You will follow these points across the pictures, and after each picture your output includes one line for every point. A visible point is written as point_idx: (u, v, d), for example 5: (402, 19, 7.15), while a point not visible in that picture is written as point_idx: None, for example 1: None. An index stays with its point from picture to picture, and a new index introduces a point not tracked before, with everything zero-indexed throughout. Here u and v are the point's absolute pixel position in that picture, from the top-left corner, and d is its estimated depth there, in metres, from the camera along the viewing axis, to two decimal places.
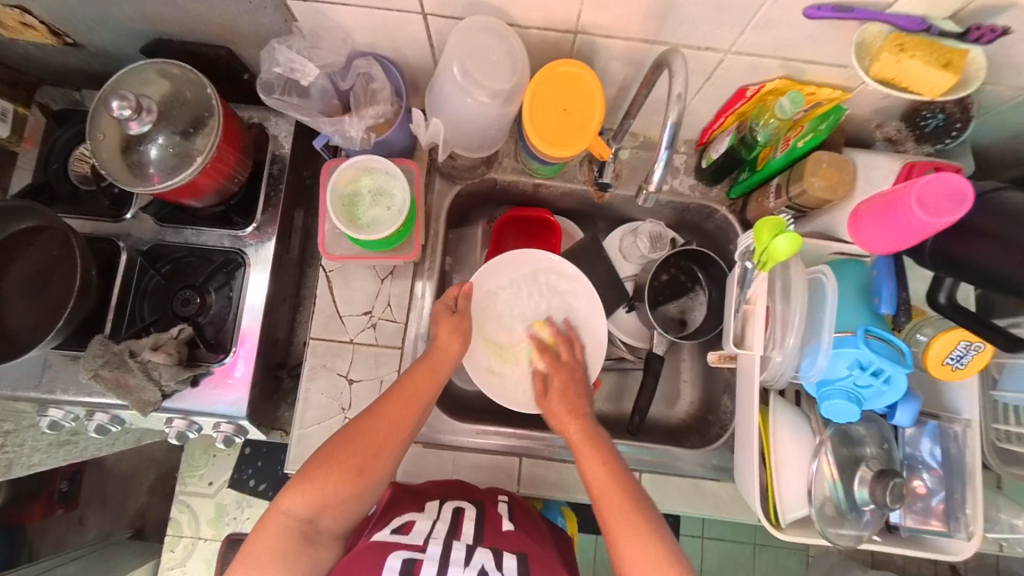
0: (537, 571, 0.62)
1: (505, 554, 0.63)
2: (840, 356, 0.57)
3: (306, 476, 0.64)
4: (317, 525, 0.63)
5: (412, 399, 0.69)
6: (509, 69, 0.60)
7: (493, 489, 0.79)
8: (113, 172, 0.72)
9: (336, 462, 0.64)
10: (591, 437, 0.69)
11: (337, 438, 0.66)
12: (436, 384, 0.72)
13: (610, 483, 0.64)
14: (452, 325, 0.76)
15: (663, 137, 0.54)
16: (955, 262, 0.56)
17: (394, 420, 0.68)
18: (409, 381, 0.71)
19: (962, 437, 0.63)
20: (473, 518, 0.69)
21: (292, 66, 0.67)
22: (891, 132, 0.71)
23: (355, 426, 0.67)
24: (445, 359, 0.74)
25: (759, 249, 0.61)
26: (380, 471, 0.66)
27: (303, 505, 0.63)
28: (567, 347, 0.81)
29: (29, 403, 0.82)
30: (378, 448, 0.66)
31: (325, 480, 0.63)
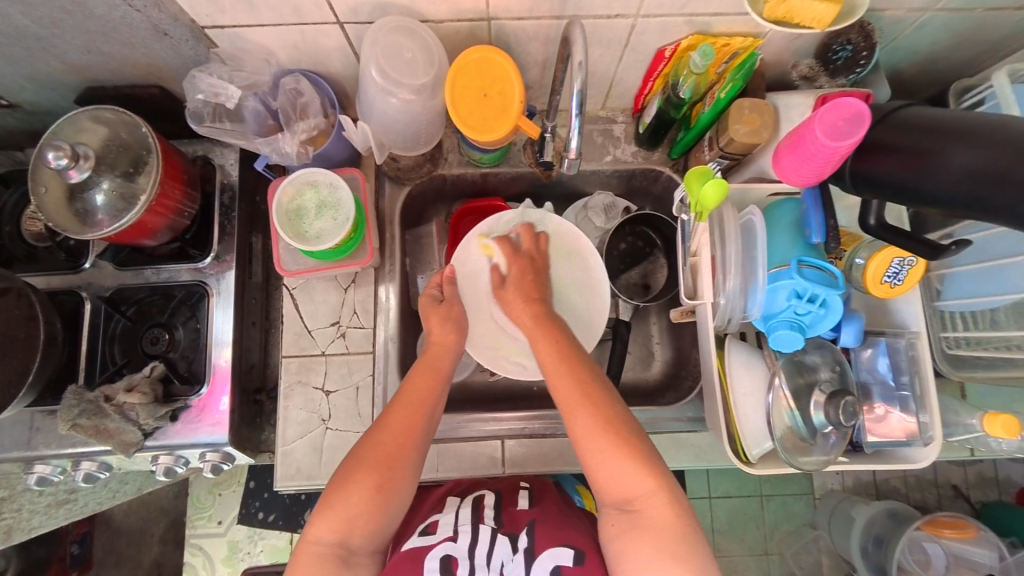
0: (553, 532, 0.69)
1: (520, 534, 0.69)
2: (777, 289, 0.60)
3: (329, 502, 0.65)
4: (349, 545, 0.64)
5: (417, 403, 0.70)
6: (426, 64, 0.62)
7: (513, 478, 0.83)
8: (59, 223, 0.72)
9: (355, 482, 0.65)
10: (548, 327, 0.72)
11: (353, 458, 0.67)
12: (438, 382, 0.73)
13: (563, 362, 0.68)
14: (443, 315, 0.77)
15: (572, 105, 0.55)
16: (873, 180, 0.59)
17: (404, 426, 0.69)
18: (410, 386, 0.72)
19: (909, 349, 0.66)
20: (492, 504, 0.74)
21: (215, 91, 0.68)
22: (806, 69, 0.73)
23: (369, 440, 0.68)
24: (443, 357, 0.75)
25: (693, 200, 0.63)
26: (400, 480, 0.67)
27: (332, 528, 0.64)
28: (530, 240, 0.80)
29: (15, 464, 0.82)
30: (394, 458, 0.67)
31: (348, 500, 0.64)
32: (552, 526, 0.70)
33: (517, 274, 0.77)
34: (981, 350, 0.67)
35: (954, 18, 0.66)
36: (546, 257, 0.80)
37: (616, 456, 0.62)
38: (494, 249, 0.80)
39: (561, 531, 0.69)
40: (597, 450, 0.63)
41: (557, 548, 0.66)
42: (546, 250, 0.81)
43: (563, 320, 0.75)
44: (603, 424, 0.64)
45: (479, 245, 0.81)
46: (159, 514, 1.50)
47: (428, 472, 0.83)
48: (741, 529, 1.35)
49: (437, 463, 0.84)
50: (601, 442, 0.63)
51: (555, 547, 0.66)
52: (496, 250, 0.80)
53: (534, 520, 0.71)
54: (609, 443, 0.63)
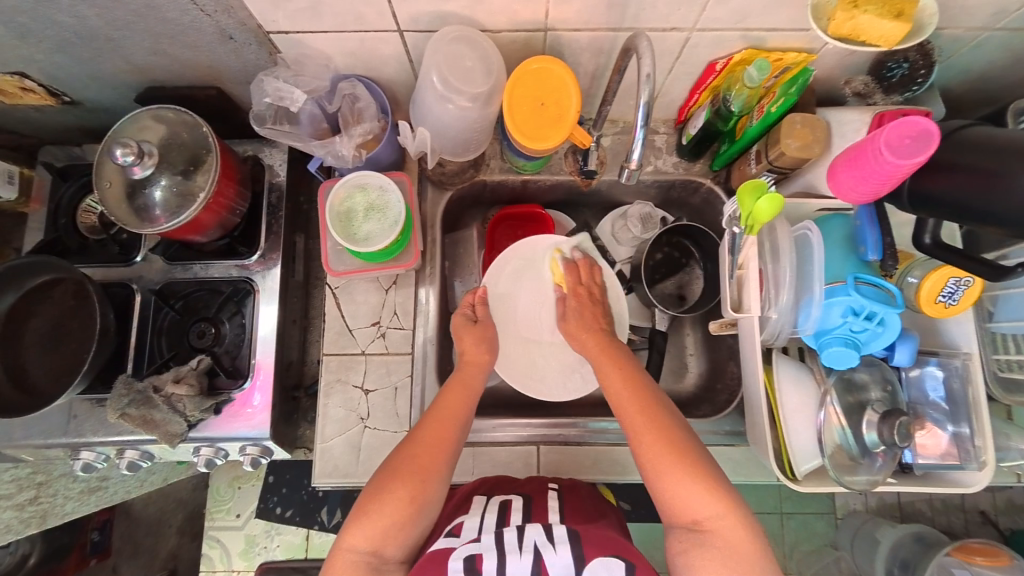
0: (591, 535, 0.64)
1: (555, 527, 0.65)
2: (832, 305, 0.59)
3: (364, 509, 0.64)
4: (383, 555, 0.62)
5: (451, 414, 0.71)
6: (484, 72, 0.62)
7: (540, 480, 0.79)
8: (120, 218, 0.74)
9: (389, 491, 0.64)
10: (606, 346, 0.76)
11: (386, 468, 0.67)
12: (471, 397, 0.74)
13: (629, 390, 0.69)
14: (478, 336, 0.79)
15: (637, 116, 0.57)
16: (930, 200, 0.58)
17: (436, 440, 0.69)
18: (444, 401, 0.73)
19: (963, 371, 0.65)
20: (520, 507, 0.70)
21: (280, 96, 0.69)
22: (859, 86, 0.72)
23: (403, 450, 0.68)
24: (474, 374, 0.76)
25: (745, 214, 0.63)
26: (433, 493, 0.66)
27: (366, 537, 0.62)
28: (587, 272, 0.84)
29: (61, 450, 0.84)
30: (428, 468, 0.66)
31: (383, 509, 0.63)
32: (601, 537, 0.64)
33: (575, 307, 0.81)
34: None
35: (1014, 38, 0.65)
36: (603, 289, 0.84)
37: (685, 475, 0.60)
38: (558, 268, 0.85)
39: (594, 532, 0.65)
40: (673, 468, 0.61)
41: (607, 556, 0.60)
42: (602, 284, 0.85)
43: (609, 324, 0.80)
44: (669, 444, 0.63)
45: (553, 263, 0.86)
46: (178, 505, 1.52)
47: (462, 474, 0.84)
48: None
49: (471, 465, 0.84)
50: (665, 461, 0.62)
51: (605, 555, 0.59)
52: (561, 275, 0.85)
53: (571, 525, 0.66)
54: (676, 465, 0.61)
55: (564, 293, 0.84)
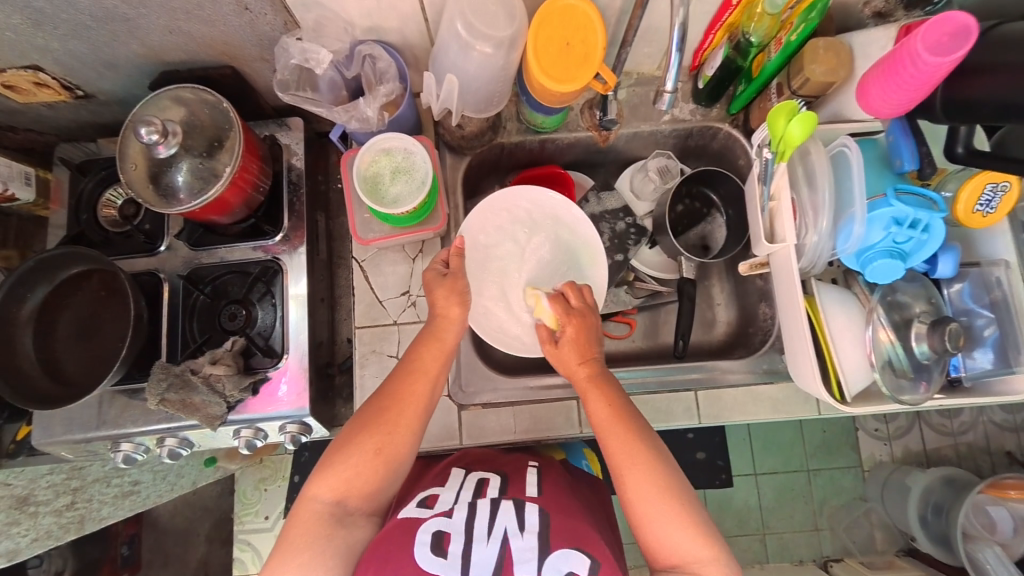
0: (559, 519, 0.64)
1: (528, 510, 0.65)
2: (876, 219, 0.59)
3: (330, 462, 0.65)
4: (346, 506, 0.64)
5: (424, 370, 0.70)
6: (508, 17, 0.62)
7: (521, 459, 0.80)
8: (148, 201, 0.73)
9: (357, 444, 0.65)
10: (597, 378, 0.69)
11: (357, 421, 0.68)
12: (448, 351, 0.72)
13: (615, 425, 0.66)
14: (449, 289, 0.72)
15: (672, 41, 0.57)
16: (970, 106, 0.57)
17: (407, 396, 0.68)
18: (417, 355, 0.71)
19: (1005, 280, 0.66)
20: (497, 485, 0.70)
21: (307, 56, 0.68)
22: (880, 6, 0.72)
23: (373, 404, 0.69)
24: (449, 330, 0.72)
25: (776, 139, 0.64)
26: (402, 448, 0.67)
27: (331, 487, 0.64)
28: (576, 296, 0.74)
29: (101, 443, 0.84)
30: (397, 424, 0.67)
31: (349, 460, 0.65)
32: (572, 525, 0.63)
33: (572, 331, 0.71)
34: None
35: None
36: (596, 312, 0.74)
37: (670, 517, 0.61)
38: (545, 308, 0.73)
39: (567, 517, 0.65)
40: (650, 512, 0.61)
41: (570, 548, 0.60)
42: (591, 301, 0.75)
43: (603, 353, 0.72)
44: (660, 495, 0.62)
45: (536, 300, 0.77)
46: (204, 513, 1.52)
47: (505, 434, 0.84)
48: (790, 503, 1.33)
49: (514, 423, 0.84)
50: (654, 510, 0.61)
51: (568, 548, 0.60)
52: (549, 313, 0.73)
53: (545, 507, 0.66)
54: (672, 515, 0.61)
55: (547, 320, 0.74)
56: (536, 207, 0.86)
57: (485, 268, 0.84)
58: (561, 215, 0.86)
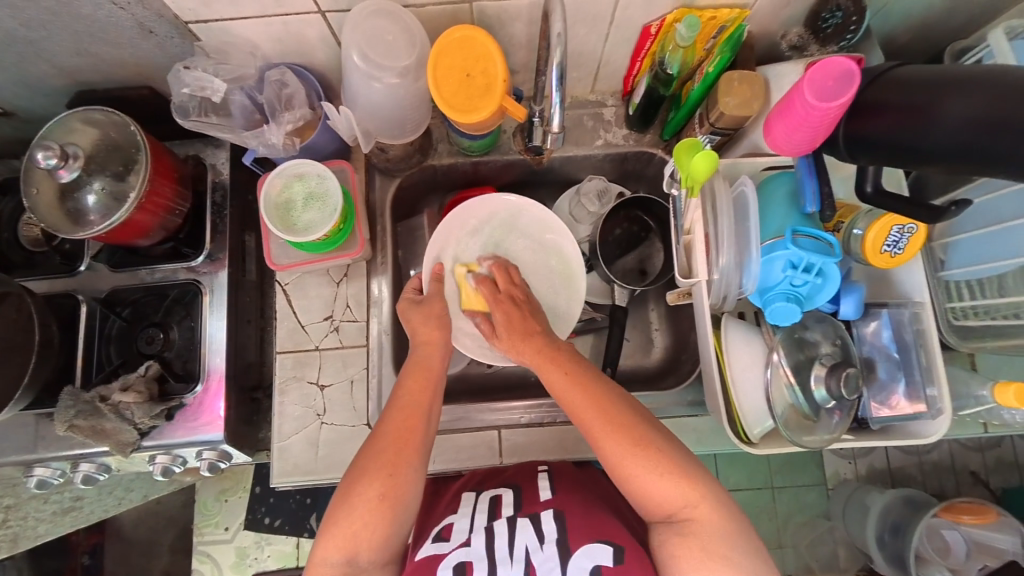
0: (582, 526, 0.60)
1: (544, 518, 0.62)
2: (773, 261, 0.59)
3: (332, 519, 0.59)
4: (359, 564, 0.58)
5: (413, 404, 0.66)
6: (408, 45, 0.62)
7: (529, 465, 0.75)
8: (52, 224, 0.72)
9: (359, 496, 0.59)
10: (549, 348, 0.68)
11: (354, 469, 0.61)
12: (434, 379, 0.69)
13: (575, 388, 0.63)
14: (424, 314, 0.74)
15: (552, 80, 0.55)
16: (868, 143, 0.57)
17: (405, 429, 0.63)
18: (405, 390, 0.67)
19: (914, 320, 0.65)
20: (512, 500, 0.67)
21: (201, 85, 0.67)
22: (795, 38, 0.75)
23: (370, 447, 0.63)
24: (432, 357, 0.71)
25: (685, 174, 0.62)
26: (408, 487, 0.61)
27: (338, 547, 0.57)
28: (504, 276, 0.77)
29: (14, 468, 0.81)
30: (399, 463, 0.61)
31: (354, 514, 0.58)
32: (592, 522, 0.61)
33: (502, 314, 0.73)
34: (989, 318, 0.65)
35: None
36: (523, 287, 0.77)
37: (655, 474, 0.57)
38: (475, 290, 0.77)
39: (583, 514, 0.63)
40: (633, 462, 0.58)
41: (594, 543, 0.58)
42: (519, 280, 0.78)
43: (546, 324, 0.72)
44: (619, 430, 0.59)
45: (461, 279, 0.80)
46: (168, 524, 1.46)
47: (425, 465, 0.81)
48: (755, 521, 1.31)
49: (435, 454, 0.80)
50: (613, 441, 0.59)
51: (590, 543, 0.58)
52: (475, 298, 0.78)
53: (560, 509, 0.63)
54: (642, 461, 0.58)
55: (483, 313, 0.77)
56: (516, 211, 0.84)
57: (462, 288, 0.82)
58: (535, 222, 0.83)
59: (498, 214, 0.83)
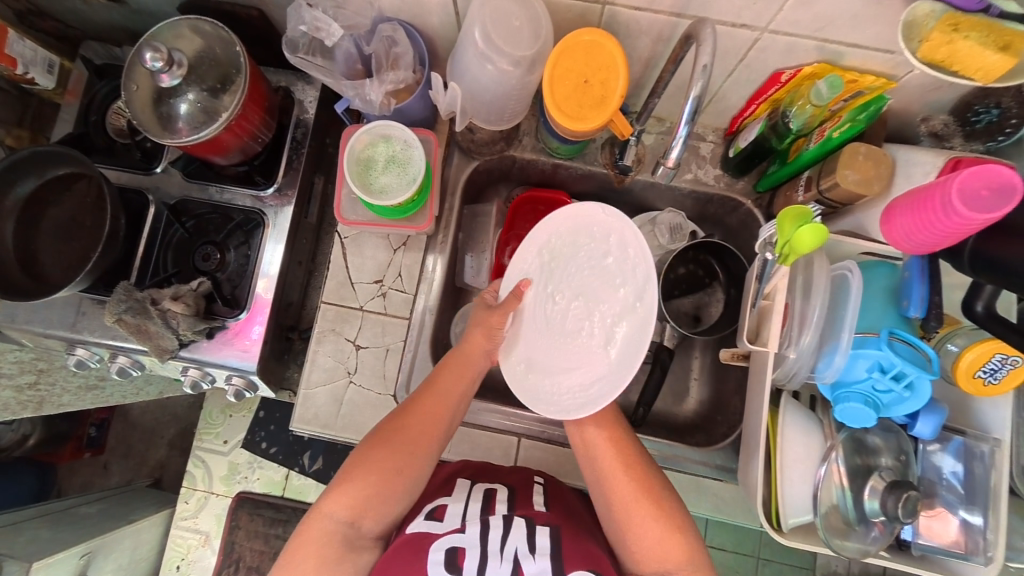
0: (573, 543, 0.57)
1: (539, 529, 0.58)
2: (859, 357, 0.54)
3: (345, 478, 0.60)
4: (360, 527, 0.59)
5: (446, 396, 0.66)
6: (532, 36, 0.59)
7: (525, 471, 0.72)
8: (143, 123, 0.73)
9: (375, 461, 0.60)
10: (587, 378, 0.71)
11: (377, 436, 0.62)
12: (472, 378, 0.68)
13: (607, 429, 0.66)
14: (485, 325, 0.70)
15: (684, 111, 0.54)
16: (994, 265, 0.51)
17: (430, 416, 0.64)
18: (440, 377, 0.67)
19: (989, 457, 0.59)
20: (505, 500, 0.63)
21: (317, 26, 0.66)
22: (938, 126, 0.68)
23: (396, 421, 0.63)
24: (473, 352, 0.69)
25: (781, 240, 0.57)
26: (416, 473, 0.62)
27: (346, 505, 0.58)
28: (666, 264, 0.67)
29: (59, 341, 0.85)
30: (418, 447, 0.62)
31: (365, 479, 0.59)
32: (586, 549, 0.57)
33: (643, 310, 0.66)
34: None
35: None
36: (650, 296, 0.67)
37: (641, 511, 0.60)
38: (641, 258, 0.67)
39: (579, 540, 0.58)
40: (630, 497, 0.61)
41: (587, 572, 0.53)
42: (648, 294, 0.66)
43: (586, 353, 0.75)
44: (615, 445, 0.64)
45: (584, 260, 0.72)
46: (172, 420, 1.52)
47: (438, 450, 0.79)
48: None
49: (449, 444, 0.79)
50: (627, 490, 0.62)
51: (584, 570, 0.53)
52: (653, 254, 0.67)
53: (556, 527, 0.59)
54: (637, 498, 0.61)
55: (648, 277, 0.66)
56: (576, 226, 0.72)
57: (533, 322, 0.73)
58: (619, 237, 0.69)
59: (567, 234, 0.72)
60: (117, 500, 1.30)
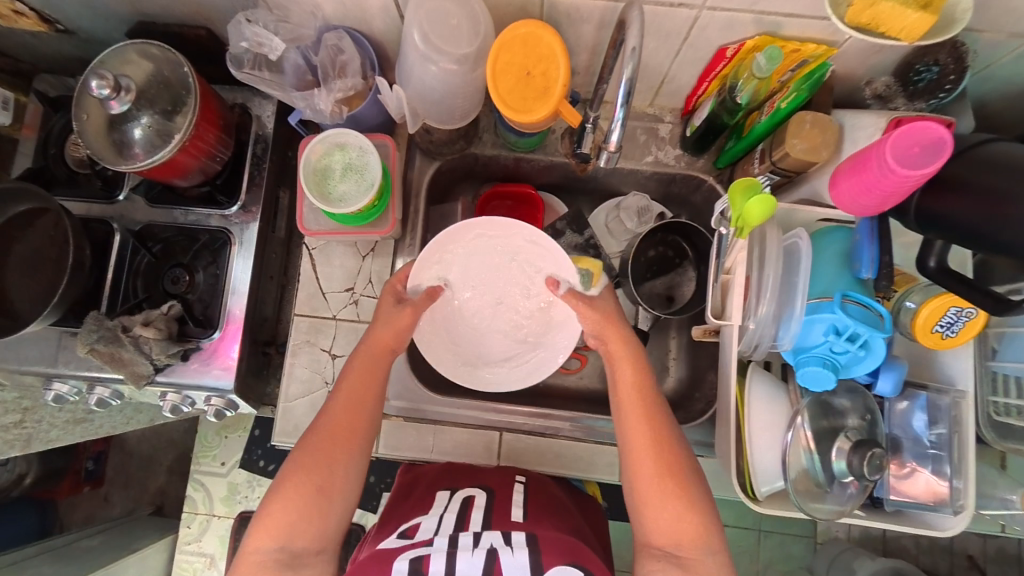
0: (549, 539, 0.58)
1: (516, 531, 0.58)
2: (814, 322, 0.56)
3: (268, 508, 0.59)
4: (293, 550, 0.57)
5: (358, 403, 0.65)
6: (471, 32, 0.60)
7: (506, 472, 0.73)
8: (96, 151, 0.73)
9: (293, 484, 0.59)
10: (642, 379, 0.65)
11: (294, 458, 0.61)
12: (380, 379, 0.67)
13: (642, 418, 0.62)
14: (393, 320, 0.70)
15: (618, 94, 0.54)
16: (938, 219, 0.53)
17: (343, 426, 0.63)
18: (347, 386, 0.65)
19: (950, 408, 0.61)
20: (482, 506, 0.63)
21: (259, 41, 0.66)
22: (881, 88, 0.69)
23: (310, 439, 0.62)
24: (381, 351, 0.68)
25: (735, 214, 0.58)
26: (342, 480, 0.61)
27: (271, 533, 0.57)
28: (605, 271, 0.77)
29: (36, 378, 0.84)
30: (333, 460, 0.61)
31: (285, 504, 0.58)
32: (563, 541, 0.58)
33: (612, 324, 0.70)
34: None
35: None
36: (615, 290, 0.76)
37: (665, 496, 0.58)
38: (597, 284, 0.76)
39: (556, 536, 0.59)
40: (657, 483, 0.59)
41: (566, 565, 0.53)
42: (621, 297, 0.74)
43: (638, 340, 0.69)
44: (651, 435, 0.61)
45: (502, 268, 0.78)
46: (169, 446, 1.52)
47: (420, 452, 0.79)
48: None
49: (432, 444, 0.79)
50: (656, 478, 0.59)
51: (564, 563, 0.53)
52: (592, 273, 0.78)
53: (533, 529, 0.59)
54: (662, 482, 0.59)
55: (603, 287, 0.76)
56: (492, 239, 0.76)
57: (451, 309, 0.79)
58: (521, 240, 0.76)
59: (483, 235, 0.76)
60: (119, 531, 1.30)
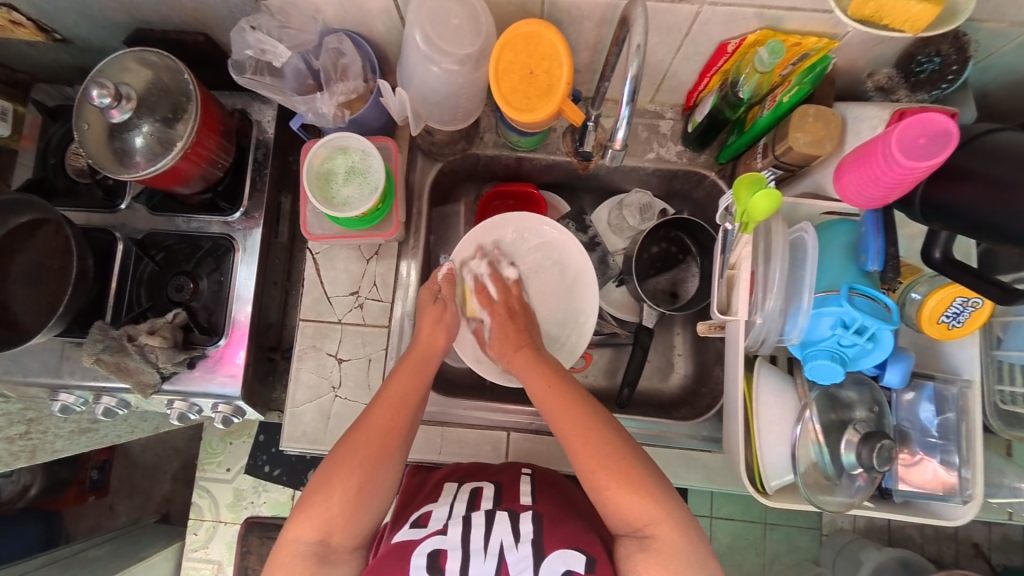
0: (554, 526, 0.60)
1: (522, 517, 0.61)
2: (822, 316, 0.56)
3: (308, 501, 0.59)
4: (329, 543, 0.58)
5: (404, 401, 0.65)
6: (472, 32, 0.60)
7: (512, 466, 0.73)
8: (98, 161, 0.72)
9: (337, 480, 0.59)
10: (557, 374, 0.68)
11: (336, 454, 0.62)
12: (425, 377, 0.68)
13: (566, 410, 0.63)
14: (435, 317, 0.73)
15: (623, 92, 0.54)
16: (944, 209, 0.53)
17: (387, 425, 0.63)
18: (394, 384, 0.67)
19: (960, 398, 0.61)
20: (491, 495, 0.65)
21: (263, 49, 0.67)
22: (882, 80, 0.69)
23: (356, 434, 0.63)
24: (428, 350, 0.71)
25: (740, 209, 0.58)
26: (385, 479, 0.61)
27: (311, 527, 0.58)
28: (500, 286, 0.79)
29: (41, 389, 0.84)
30: (379, 457, 0.61)
31: (326, 500, 0.59)
32: (570, 530, 0.60)
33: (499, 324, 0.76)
34: None
35: None
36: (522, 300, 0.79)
37: (614, 485, 0.58)
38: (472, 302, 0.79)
39: (564, 525, 0.60)
40: (597, 471, 0.59)
41: (568, 549, 0.57)
42: (523, 296, 0.80)
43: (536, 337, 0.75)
44: (579, 426, 0.62)
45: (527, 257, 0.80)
46: (173, 454, 1.52)
47: (429, 454, 0.79)
48: None
49: (440, 445, 0.79)
50: (602, 470, 0.59)
51: (566, 548, 0.56)
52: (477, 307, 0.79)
53: (540, 514, 0.62)
54: (604, 469, 0.59)
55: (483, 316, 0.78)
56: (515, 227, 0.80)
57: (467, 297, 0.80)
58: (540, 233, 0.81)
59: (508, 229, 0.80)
60: (126, 540, 1.30)
